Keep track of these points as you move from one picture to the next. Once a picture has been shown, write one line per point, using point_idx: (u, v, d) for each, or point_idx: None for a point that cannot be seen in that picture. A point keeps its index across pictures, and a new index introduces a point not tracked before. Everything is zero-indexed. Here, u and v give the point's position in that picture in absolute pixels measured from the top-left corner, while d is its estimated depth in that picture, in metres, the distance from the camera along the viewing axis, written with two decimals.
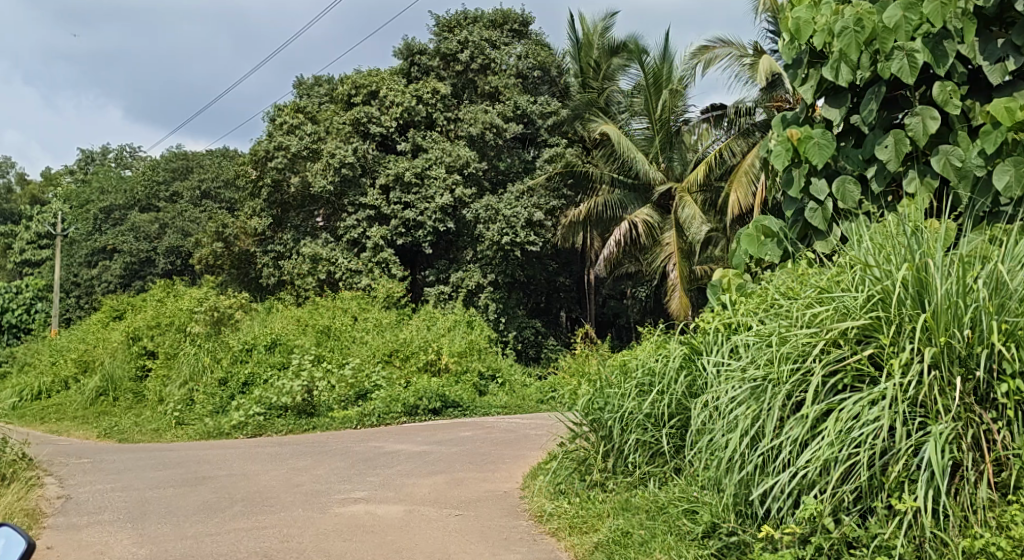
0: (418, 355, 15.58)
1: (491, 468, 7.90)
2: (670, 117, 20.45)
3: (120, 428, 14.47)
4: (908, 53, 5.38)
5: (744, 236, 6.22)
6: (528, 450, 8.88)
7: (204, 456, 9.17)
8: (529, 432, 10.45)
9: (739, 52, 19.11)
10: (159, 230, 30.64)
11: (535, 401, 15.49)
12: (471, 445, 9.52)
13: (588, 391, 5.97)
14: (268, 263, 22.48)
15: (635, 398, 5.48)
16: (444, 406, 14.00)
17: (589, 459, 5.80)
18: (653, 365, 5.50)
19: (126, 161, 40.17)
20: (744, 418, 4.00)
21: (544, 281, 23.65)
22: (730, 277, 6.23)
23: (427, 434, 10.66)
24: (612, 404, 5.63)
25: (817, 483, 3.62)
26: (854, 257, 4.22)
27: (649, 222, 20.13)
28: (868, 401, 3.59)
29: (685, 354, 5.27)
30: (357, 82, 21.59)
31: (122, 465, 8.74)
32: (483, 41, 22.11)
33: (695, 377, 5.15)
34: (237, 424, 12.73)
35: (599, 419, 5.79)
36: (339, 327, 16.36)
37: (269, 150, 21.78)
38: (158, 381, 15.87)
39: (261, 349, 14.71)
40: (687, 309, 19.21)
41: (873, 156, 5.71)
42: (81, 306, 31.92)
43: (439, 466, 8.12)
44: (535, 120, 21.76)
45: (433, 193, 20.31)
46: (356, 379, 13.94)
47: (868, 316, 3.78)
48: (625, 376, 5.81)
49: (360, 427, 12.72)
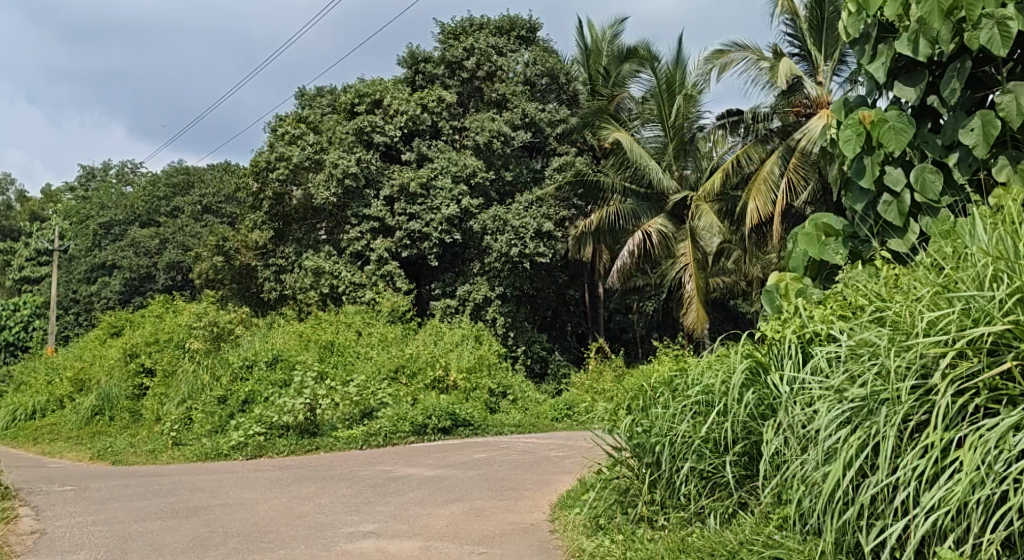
0: (425, 370, 14.85)
1: (513, 496, 7.14)
2: (685, 123, 19.80)
3: (115, 449, 13.70)
4: (999, 20, 4.70)
5: (802, 235, 5.56)
6: (552, 474, 8.16)
7: (197, 483, 8.39)
8: (550, 454, 9.64)
9: (755, 56, 18.45)
10: (159, 245, 29.99)
11: (550, 419, 14.73)
12: (488, 469, 8.74)
13: (631, 411, 5.20)
14: (269, 277, 21.81)
15: (689, 421, 4.70)
16: (454, 424, 13.27)
17: (633, 491, 5.04)
18: (710, 381, 4.72)
19: (127, 176, 39.50)
20: (847, 446, 3.26)
21: (554, 294, 22.94)
22: (787, 281, 5.53)
23: (439, 456, 9.89)
24: (660, 425, 4.87)
25: (952, 530, 2.91)
26: (976, 250, 3.48)
27: (664, 233, 19.39)
28: (1013, 426, 2.86)
29: (751, 368, 4.46)
30: (360, 90, 21.05)
31: (107, 493, 7.99)
32: (489, 48, 21.57)
33: (766, 395, 4.37)
34: (237, 445, 12.00)
35: (643, 444, 5.02)
36: (342, 342, 15.64)
37: (270, 161, 21.06)
38: (155, 400, 15.10)
39: (262, 365, 13.93)
40: (704, 321, 18.49)
41: (956, 141, 5.07)
42: (79, 323, 31.19)
43: (455, 494, 7.36)
44: (544, 128, 21.10)
45: (439, 204, 19.64)
46: (361, 396, 13.16)
47: (1007, 321, 3.04)
48: (675, 394, 5.05)
49: (366, 448, 12.04)
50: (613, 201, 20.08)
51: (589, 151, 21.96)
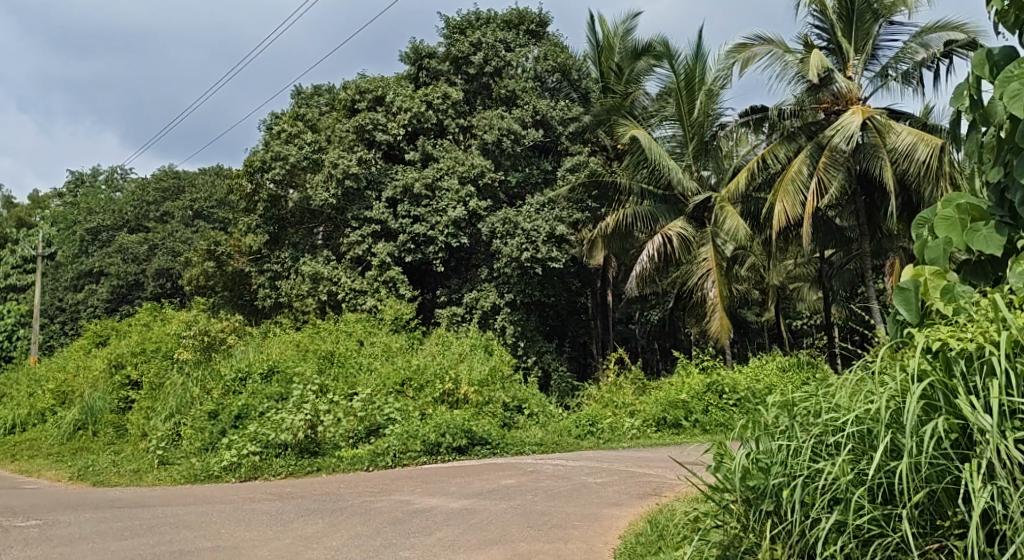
0: (434, 383, 13.69)
1: (560, 538, 5.98)
2: (705, 122, 18.82)
3: (96, 469, 12.36)
4: None
5: (943, 220, 4.43)
6: (598, 507, 7.05)
7: (183, 517, 7.18)
8: (588, 481, 8.46)
9: (779, 49, 17.46)
10: (149, 251, 28.70)
11: (573, 434, 13.38)
12: (522, 500, 7.50)
13: (747, 446, 4.08)
14: (264, 284, 20.54)
15: (841, 459, 3.55)
16: (470, 443, 12.02)
17: (745, 549, 3.90)
18: (868, 407, 3.58)
19: (118, 182, 38.29)
20: None
21: (565, 303, 21.84)
22: (927, 277, 4.36)
23: (460, 482, 8.63)
24: (787, 463, 3.76)
25: None
26: None
27: (684, 236, 18.30)
28: None
29: (929, 389, 3.34)
30: (361, 86, 19.98)
31: (78, 531, 6.78)
32: (497, 42, 20.55)
33: (957, 428, 3.26)
34: (229, 466, 10.77)
35: (759, 489, 3.91)
36: (343, 352, 14.54)
37: (266, 160, 19.75)
38: (141, 415, 13.85)
39: (257, 379, 12.81)
40: (728, 330, 17.29)
41: None
42: (64, 332, 29.93)
43: (490, 534, 6.16)
44: (555, 126, 19.99)
45: (444, 206, 18.53)
46: (366, 412, 12.07)
47: None
48: (802, 423, 3.90)
49: (372, 469, 10.86)
50: (629, 203, 18.96)
51: (600, 152, 20.87)
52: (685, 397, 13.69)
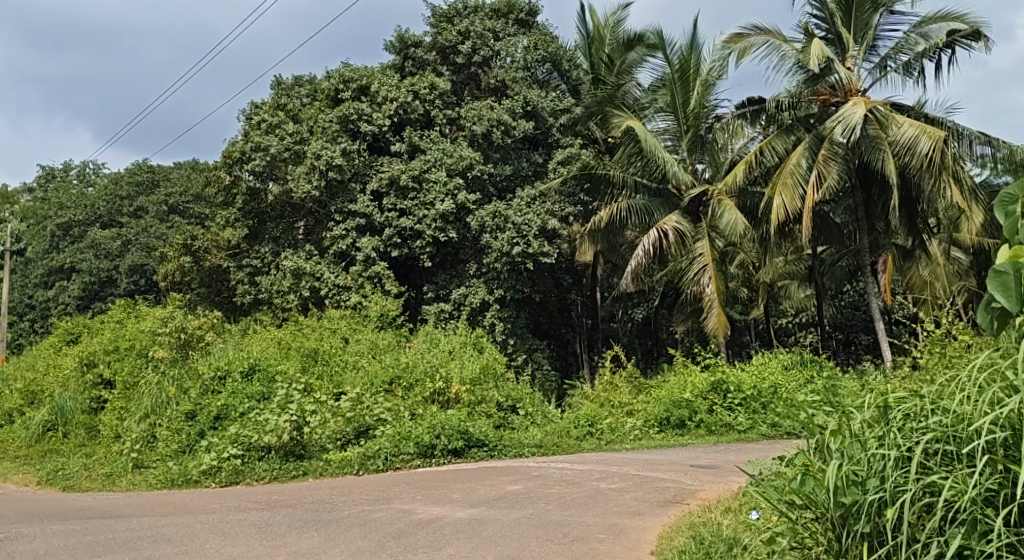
0: (424, 382, 13.02)
1: (586, 553, 5.36)
2: (701, 113, 18.35)
3: (65, 473, 11.62)
4: None
5: None
6: (617, 517, 6.44)
7: (164, 530, 6.51)
8: (601, 487, 7.85)
9: (778, 39, 16.96)
10: (121, 247, 27.71)
11: (573, 437, 12.71)
12: (534, 508, 6.87)
13: (837, 458, 3.58)
14: (243, 279, 19.77)
15: (971, 472, 3.20)
16: (466, 445, 11.34)
17: None
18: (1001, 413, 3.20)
19: (89, 176, 37.20)
20: None
21: (555, 300, 21.25)
22: None
23: (464, 490, 8.00)
24: (891, 477, 3.34)
25: None
26: None
27: (681, 231, 17.61)
28: None
29: None
30: (345, 75, 19.19)
31: (47, 547, 6.09)
32: (486, 31, 19.92)
33: None
34: (209, 470, 10.08)
35: (855, 507, 3.43)
36: (328, 350, 13.84)
37: (245, 151, 18.94)
38: (114, 416, 13.11)
39: (238, 377, 12.00)
40: (727, 327, 16.68)
41: None
42: (33, 331, 28.98)
43: (507, 549, 5.54)
44: (546, 118, 19.56)
45: (432, 199, 17.88)
46: (354, 412, 11.41)
47: None
48: (903, 429, 3.49)
49: (362, 473, 10.21)
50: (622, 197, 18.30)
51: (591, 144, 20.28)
52: (688, 396, 13.17)
